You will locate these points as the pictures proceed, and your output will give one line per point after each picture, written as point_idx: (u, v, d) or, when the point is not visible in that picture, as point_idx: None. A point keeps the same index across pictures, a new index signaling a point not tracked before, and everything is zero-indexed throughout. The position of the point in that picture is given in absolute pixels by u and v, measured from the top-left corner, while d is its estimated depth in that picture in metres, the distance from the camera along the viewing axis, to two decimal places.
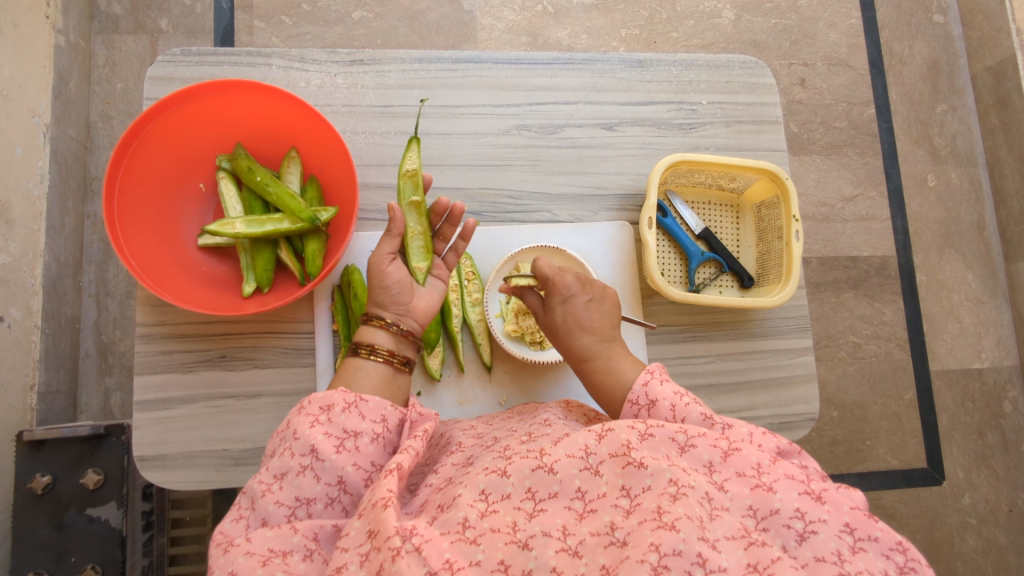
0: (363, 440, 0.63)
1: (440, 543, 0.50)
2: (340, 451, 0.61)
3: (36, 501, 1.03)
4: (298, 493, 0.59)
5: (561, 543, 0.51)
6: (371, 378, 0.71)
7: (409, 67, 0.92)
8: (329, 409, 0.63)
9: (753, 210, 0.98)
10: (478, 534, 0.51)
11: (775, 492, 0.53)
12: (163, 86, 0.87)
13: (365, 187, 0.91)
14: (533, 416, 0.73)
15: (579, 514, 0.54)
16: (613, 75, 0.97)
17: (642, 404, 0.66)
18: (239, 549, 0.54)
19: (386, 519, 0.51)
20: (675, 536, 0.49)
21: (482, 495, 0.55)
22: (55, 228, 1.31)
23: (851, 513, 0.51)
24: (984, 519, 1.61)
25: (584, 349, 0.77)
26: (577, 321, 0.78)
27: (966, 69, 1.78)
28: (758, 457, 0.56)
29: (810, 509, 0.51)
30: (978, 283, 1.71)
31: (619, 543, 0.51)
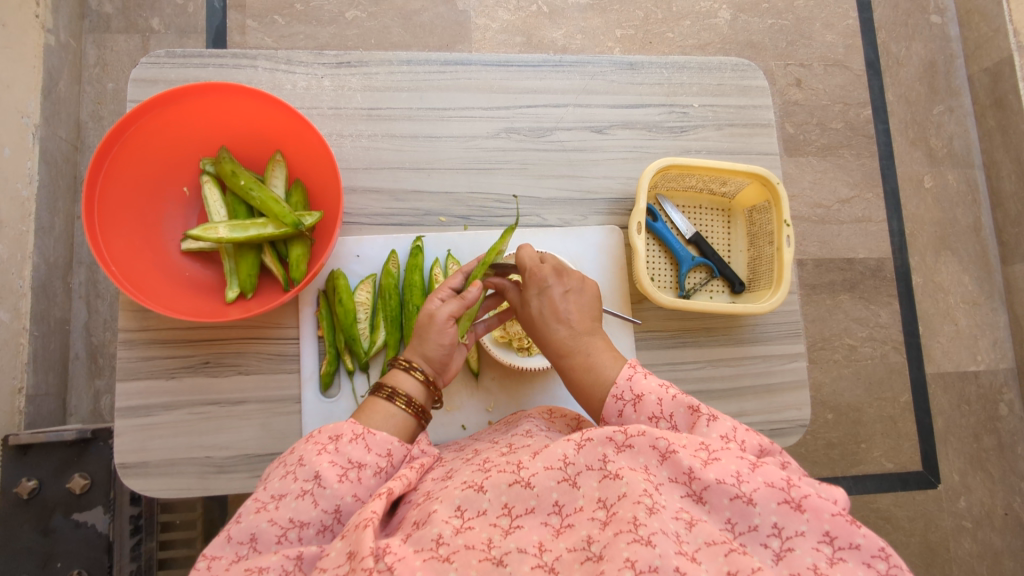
0: (366, 472, 0.62)
1: (412, 561, 0.50)
2: (343, 480, 0.60)
3: (22, 506, 1.02)
4: (293, 516, 0.58)
5: (537, 559, 0.51)
6: (395, 424, 0.68)
7: (398, 69, 0.91)
8: (337, 438, 0.62)
9: (745, 214, 0.97)
10: (451, 551, 0.50)
11: (756, 506, 0.51)
12: (147, 88, 0.86)
13: (352, 191, 0.90)
14: (517, 423, 0.73)
15: (557, 530, 0.54)
16: (604, 77, 0.96)
17: (627, 399, 0.64)
18: None
19: (364, 539, 0.50)
20: (651, 552, 0.48)
21: (458, 511, 0.55)
22: (45, 229, 1.30)
23: (833, 521, 0.50)
24: (980, 522, 1.61)
25: (564, 342, 0.72)
26: (554, 312, 0.74)
27: (963, 70, 1.77)
28: (737, 464, 0.53)
29: (789, 524, 0.50)
30: (974, 285, 1.70)
31: (594, 557, 0.50)
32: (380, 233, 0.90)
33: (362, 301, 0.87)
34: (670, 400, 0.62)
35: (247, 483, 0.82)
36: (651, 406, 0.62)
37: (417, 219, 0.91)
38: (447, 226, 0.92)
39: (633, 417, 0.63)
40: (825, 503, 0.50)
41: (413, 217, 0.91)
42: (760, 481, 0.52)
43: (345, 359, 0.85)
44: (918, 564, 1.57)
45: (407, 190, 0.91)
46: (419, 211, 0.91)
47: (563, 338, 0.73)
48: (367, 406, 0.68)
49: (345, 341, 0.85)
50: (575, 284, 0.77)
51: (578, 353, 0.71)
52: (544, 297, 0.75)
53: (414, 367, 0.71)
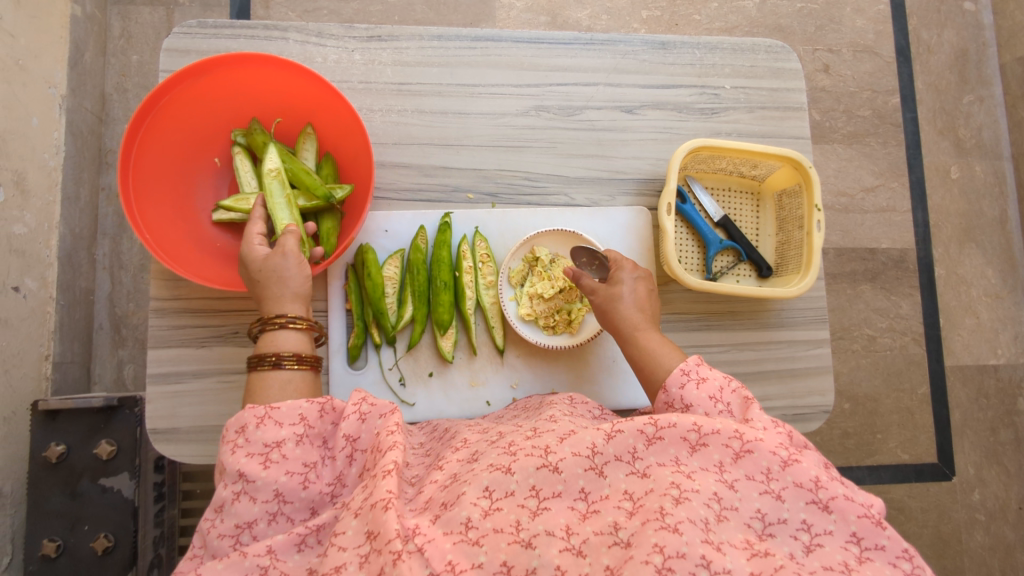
0: (287, 447, 0.61)
1: (443, 543, 0.51)
2: (268, 466, 0.60)
3: (50, 470, 1.05)
4: (237, 521, 0.59)
5: (564, 542, 0.51)
6: (294, 388, 0.68)
7: (428, 45, 0.90)
8: (242, 430, 0.61)
9: (774, 198, 0.96)
10: (480, 535, 0.51)
11: (784, 503, 0.52)
12: (180, 58, 0.86)
13: (381, 165, 0.90)
14: (537, 415, 0.71)
15: (583, 515, 0.54)
16: (635, 57, 0.95)
17: (693, 376, 0.66)
18: None
19: (386, 522, 0.51)
20: (678, 539, 0.48)
21: (486, 492, 0.54)
22: (71, 200, 1.31)
23: (858, 523, 0.51)
24: (993, 516, 1.60)
25: (640, 321, 0.77)
26: (639, 297, 0.79)
27: (995, 59, 1.73)
28: (769, 459, 0.54)
29: (817, 522, 0.51)
30: (998, 279, 1.68)
31: (622, 543, 0.50)
32: (408, 208, 0.90)
33: (390, 276, 0.88)
34: (731, 391, 0.64)
35: None
36: (712, 388, 0.64)
37: (445, 195, 0.91)
38: (475, 203, 0.92)
39: (693, 391, 0.64)
40: (853, 505, 0.51)
41: (442, 192, 0.91)
42: (789, 480, 0.53)
43: (372, 333, 0.86)
44: (930, 555, 1.56)
45: (436, 166, 0.91)
46: (447, 187, 0.91)
47: (641, 320, 0.77)
48: (260, 384, 0.67)
49: (372, 315, 0.85)
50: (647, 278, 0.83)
51: (652, 334, 0.75)
52: (635, 280, 0.80)
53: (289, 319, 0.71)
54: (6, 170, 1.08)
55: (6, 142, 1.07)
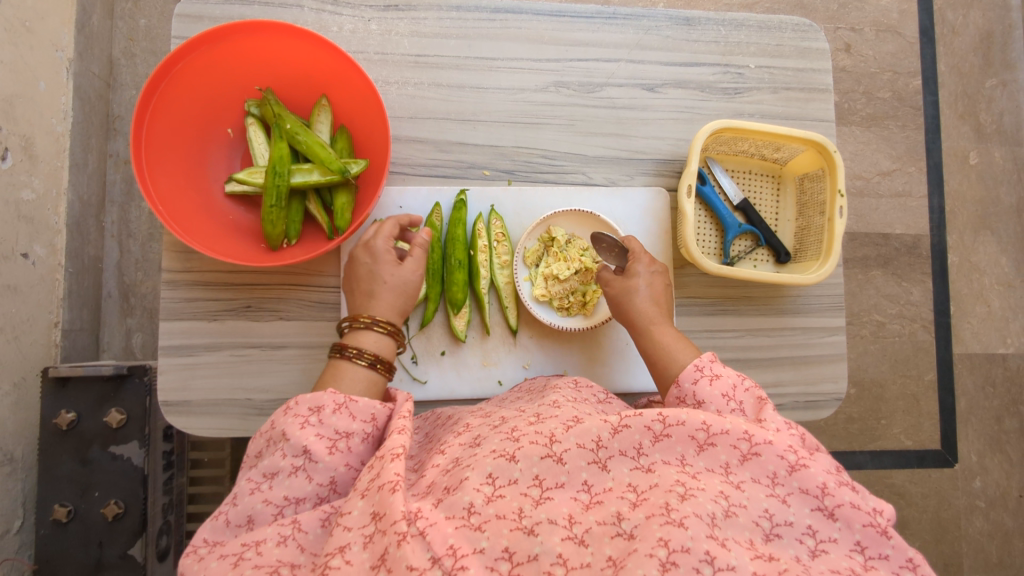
0: (354, 440, 0.62)
1: (445, 527, 0.50)
2: (333, 452, 0.60)
3: (61, 437, 1.05)
4: (287, 492, 0.58)
5: (567, 531, 0.50)
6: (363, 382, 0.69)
7: (446, 15, 0.88)
8: (319, 410, 0.62)
9: (795, 181, 0.94)
10: (483, 520, 0.50)
11: (789, 507, 0.52)
12: (192, 24, 0.84)
13: (396, 140, 0.88)
14: (540, 399, 0.70)
15: (586, 505, 0.53)
16: (658, 32, 0.92)
17: (705, 373, 0.66)
18: (212, 556, 0.54)
19: (393, 502, 0.51)
20: (683, 534, 0.47)
21: (489, 478, 0.54)
22: (79, 166, 1.30)
23: (863, 532, 0.51)
24: (994, 503, 1.61)
25: (655, 316, 0.78)
26: (656, 293, 0.80)
27: (1021, 42, 1.69)
28: (776, 463, 0.54)
29: (823, 528, 0.51)
30: (1011, 267, 1.66)
31: (625, 535, 0.50)
32: (423, 184, 0.89)
33: (404, 253, 0.87)
34: (744, 390, 0.65)
35: None
36: (724, 385, 0.65)
37: (461, 171, 0.89)
38: (491, 180, 0.90)
39: (706, 388, 0.65)
40: (858, 514, 0.51)
41: (457, 169, 0.89)
42: (795, 486, 0.53)
43: None
44: (928, 540, 1.58)
45: (452, 141, 0.89)
46: (463, 163, 0.89)
47: (656, 315, 0.78)
48: (335, 370, 0.69)
49: None
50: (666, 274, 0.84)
51: (667, 330, 0.77)
52: (651, 275, 0.81)
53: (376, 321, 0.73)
54: (14, 135, 1.06)
55: (14, 106, 1.06)
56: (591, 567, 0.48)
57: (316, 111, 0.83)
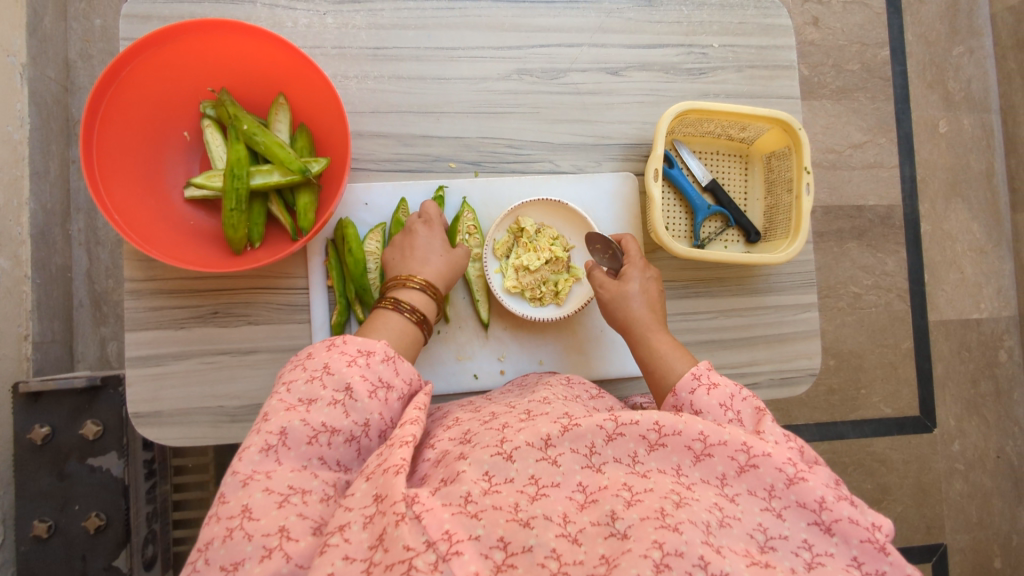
0: (393, 395, 0.65)
1: (441, 513, 0.49)
2: (373, 396, 0.63)
3: (36, 451, 1.04)
4: (325, 420, 0.60)
5: (561, 528, 0.50)
6: (402, 332, 0.72)
7: (403, 5, 0.86)
8: (370, 354, 0.65)
9: (763, 160, 0.94)
10: (479, 509, 0.50)
11: (785, 521, 0.52)
12: (139, 25, 0.81)
13: (359, 136, 0.87)
14: (532, 394, 0.70)
15: (581, 504, 0.53)
16: (620, 15, 0.91)
17: (704, 382, 0.65)
18: (257, 485, 0.55)
19: (394, 485, 0.51)
20: (678, 538, 0.47)
21: (486, 475, 0.54)
22: (39, 174, 1.27)
23: (860, 547, 0.51)
24: (972, 465, 1.65)
25: (651, 322, 0.77)
26: (651, 299, 0.80)
27: (985, 8, 1.70)
28: (774, 476, 0.54)
29: (818, 542, 0.51)
30: (982, 233, 1.68)
31: (619, 535, 0.49)
32: (389, 179, 0.87)
33: (371, 251, 0.85)
34: (741, 401, 0.64)
35: None
36: (723, 395, 0.64)
37: (427, 165, 0.88)
38: (457, 172, 0.89)
39: (702, 399, 0.64)
40: (856, 529, 0.51)
41: (423, 162, 0.88)
42: (792, 499, 0.53)
43: (355, 310, 0.84)
44: (910, 503, 1.61)
45: (416, 135, 0.88)
46: (429, 157, 0.88)
47: (651, 321, 0.78)
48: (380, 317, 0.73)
49: (355, 292, 0.83)
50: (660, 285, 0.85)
51: (664, 337, 0.76)
52: (645, 280, 0.81)
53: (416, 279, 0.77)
54: None
55: None
56: (585, 564, 0.48)
57: (274, 110, 0.81)
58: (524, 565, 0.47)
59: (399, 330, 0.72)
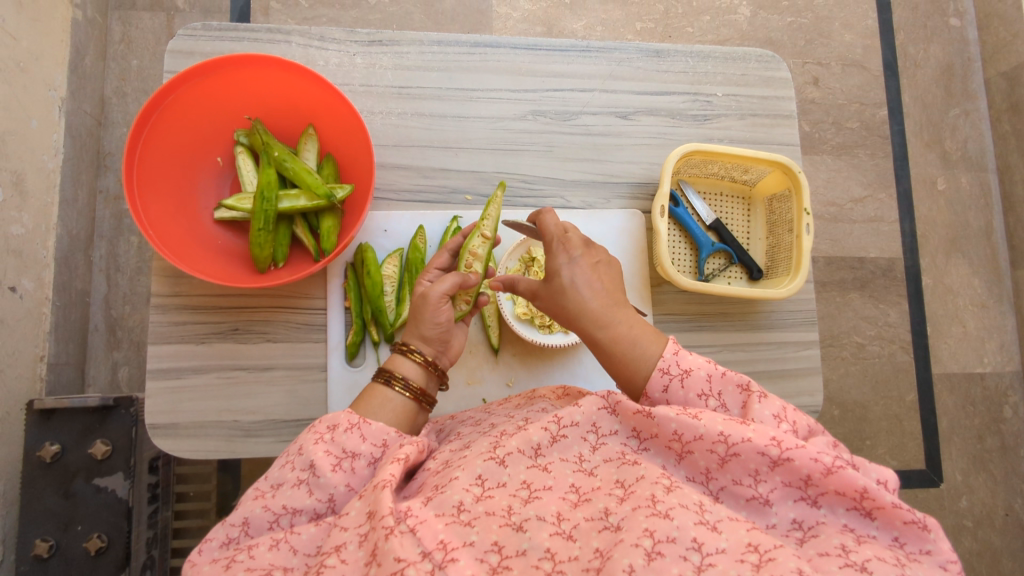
0: (360, 462, 0.62)
1: (435, 524, 0.52)
2: (336, 469, 0.61)
3: (44, 469, 1.04)
4: (286, 502, 0.59)
5: (555, 527, 0.53)
6: (391, 409, 0.70)
7: (428, 50, 0.93)
8: (334, 428, 0.63)
9: (764, 202, 0.99)
10: (472, 517, 0.53)
11: (773, 506, 0.53)
12: (184, 59, 0.88)
13: (381, 166, 0.91)
14: (528, 404, 0.74)
15: (574, 503, 0.55)
16: (629, 64, 0.97)
17: (674, 374, 0.62)
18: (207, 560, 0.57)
19: (383, 500, 0.53)
20: (668, 524, 0.50)
21: (479, 479, 0.56)
22: (68, 201, 1.32)
23: (848, 515, 0.52)
24: (981, 522, 1.62)
25: (597, 314, 0.69)
26: (587, 284, 0.71)
27: (979, 73, 1.78)
28: (757, 461, 0.54)
29: (809, 518, 0.52)
30: (983, 288, 1.71)
31: (613, 527, 0.52)
32: (408, 209, 0.92)
33: (389, 275, 0.89)
34: (720, 378, 0.61)
35: (273, 448, 0.85)
36: (699, 381, 0.61)
37: (444, 197, 0.93)
38: (473, 205, 0.93)
39: (679, 392, 0.62)
40: (842, 499, 0.52)
41: (440, 194, 0.93)
42: (778, 480, 0.53)
43: (371, 331, 0.88)
44: None
45: (435, 168, 0.93)
46: (446, 189, 0.93)
47: (597, 310, 0.69)
48: (368, 393, 0.71)
49: (372, 313, 0.87)
50: (603, 257, 0.75)
51: (614, 325, 0.68)
52: (572, 264, 0.72)
53: (412, 350, 0.74)
54: (5, 171, 1.09)
55: (6, 143, 1.08)
56: (579, 560, 0.51)
57: (303, 140, 0.86)
58: (519, 567, 0.50)
59: (392, 410, 0.70)
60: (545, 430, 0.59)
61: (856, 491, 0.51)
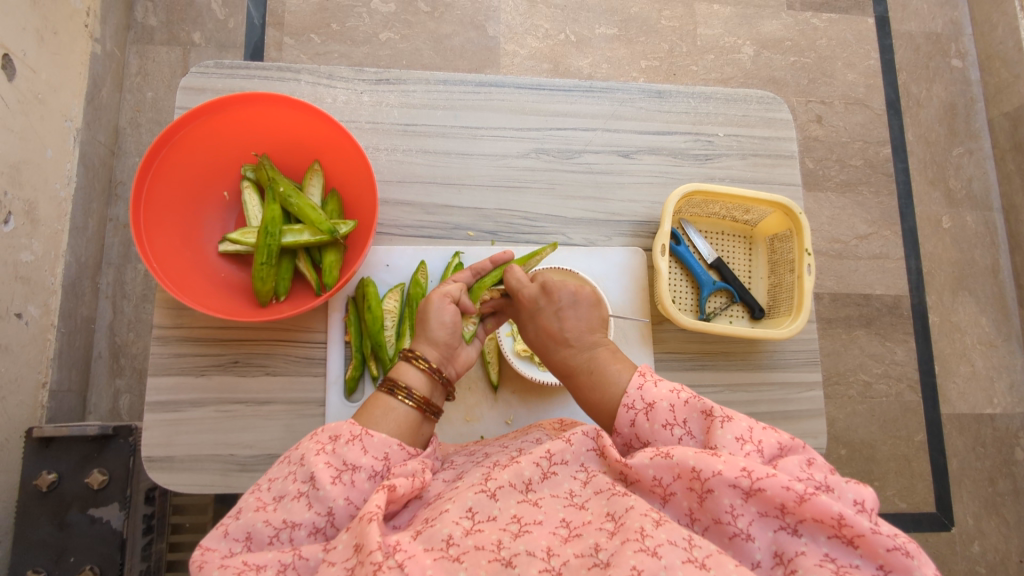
0: (360, 475, 0.63)
1: (423, 559, 0.52)
2: (336, 482, 0.61)
3: (40, 498, 1.03)
4: (286, 516, 0.59)
5: (545, 563, 0.52)
6: (395, 418, 0.69)
7: (434, 88, 0.94)
8: (335, 439, 0.64)
9: (766, 242, 0.99)
10: (461, 552, 0.53)
11: (754, 541, 0.53)
12: (195, 96, 0.90)
13: (385, 203, 0.93)
14: (524, 434, 0.73)
15: (565, 538, 0.55)
16: (632, 104, 0.99)
17: (639, 408, 0.64)
18: (214, 564, 0.55)
19: (370, 534, 0.53)
20: (657, 562, 0.49)
21: (469, 512, 0.56)
22: (78, 229, 1.34)
23: (828, 543, 0.51)
24: (994, 568, 1.58)
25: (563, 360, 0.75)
26: (550, 333, 0.77)
27: (982, 113, 1.79)
28: (731, 495, 0.54)
29: (789, 548, 0.52)
30: (991, 327, 1.69)
31: (602, 564, 0.51)
32: (410, 244, 0.93)
33: (390, 309, 0.89)
34: (683, 406, 0.62)
35: None
36: (664, 412, 0.62)
37: (446, 232, 0.93)
38: (475, 241, 0.94)
39: (646, 425, 0.63)
40: (822, 526, 0.51)
41: (443, 230, 0.94)
42: (754, 511, 0.53)
43: (369, 365, 0.88)
44: None
45: (438, 204, 0.94)
46: (448, 225, 0.94)
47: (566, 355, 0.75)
48: (371, 402, 0.71)
49: (371, 348, 0.87)
50: (569, 299, 0.78)
51: (581, 370, 0.73)
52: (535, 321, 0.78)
53: (418, 357, 0.74)
54: (19, 200, 1.11)
55: (20, 172, 1.11)
56: None
57: (309, 174, 0.87)
58: None
59: (398, 420, 0.69)
60: (536, 466, 0.60)
61: (832, 518, 0.50)
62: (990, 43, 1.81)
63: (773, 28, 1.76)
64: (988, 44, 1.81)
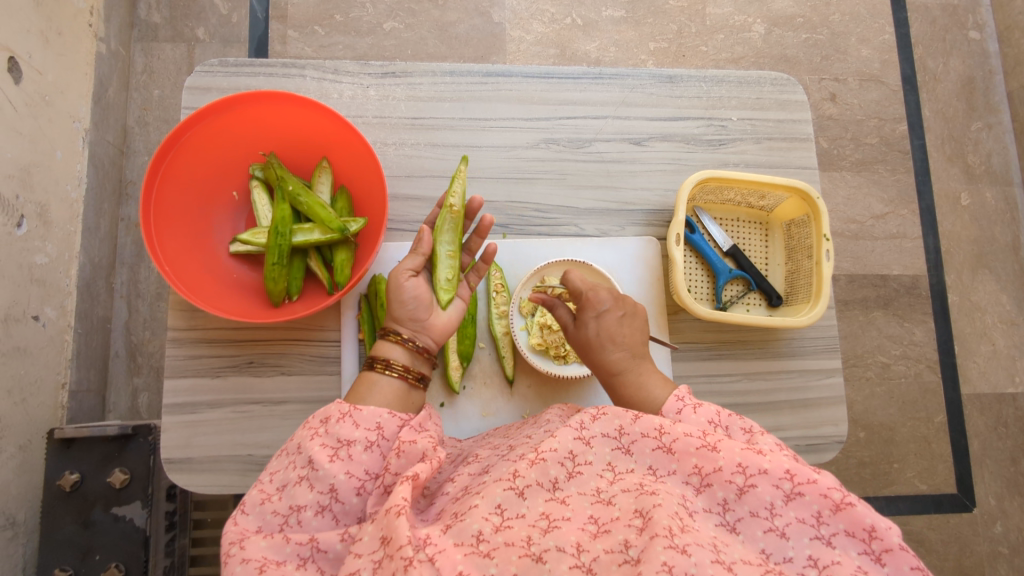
0: (356, 449, 0.63)
1: (454, 555, 0.52)
2: (334, 459, 0.62)
3: (63, 499, 1.04)
4: (291, 501, 0.61)
5: (575, 559, 0.52)
6: (383, 392, 0.72)
7: (440, 80, 0.93)
8: (326, 421, 0.65)
9: (783, 227, 0.97)
10: (491, 548, 0.53)
11: (788, 540, 0.53)
12: (201, 95, 0.89)
13: (394, 198, 0.92)
14: (533, 421, 0.75)
15: (593, 534, 0.54)
16: (642, 90, 0.97)
17: (688, 403, 0.66)
18: (236, 556, 0.56)
19: (399, 527, 0.53)
20: (688, 560, 0.49)
21: (498, 508, 0.56)
22: (91, 230, 1.34)
23: (860, 558, 0.52)
24: (1017, 548, 1.56)
25: (615, 363, 0.77)
26: (610, 337, 0.79)
27: (1001, 86, 1.74)
28: (772, 494, 0.55)
29: (823, 555, 0.52)
30: (1013, 305, 1.66)
31: (633, 560, 0.51)
32: None
33: None
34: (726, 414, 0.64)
35: None
36: (708, 413, 0.64)
37: None
38: None
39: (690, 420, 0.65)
40: (854, 541, 0.52)
41: None
42: (792, 514, 0.54)
43: None
44: None
45: None
46: None
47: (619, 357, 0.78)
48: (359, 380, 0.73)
49: None
50: (629, 311, 0.82)
51: (631, 372, 0.76)
52: (599, 320, 0.80)
53: (390, 332, 0.76)
54: (31, 202, 1.11)
55: (31, 174, 1.11)
56: None
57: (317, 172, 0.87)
58: None
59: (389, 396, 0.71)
60: (562, 465, 0.59)
61: (866, 530, 0.52)
62: (1010, 13, 1.76)
63: (784, 4, 1.72)
64: (1007, 15, 1.76)
